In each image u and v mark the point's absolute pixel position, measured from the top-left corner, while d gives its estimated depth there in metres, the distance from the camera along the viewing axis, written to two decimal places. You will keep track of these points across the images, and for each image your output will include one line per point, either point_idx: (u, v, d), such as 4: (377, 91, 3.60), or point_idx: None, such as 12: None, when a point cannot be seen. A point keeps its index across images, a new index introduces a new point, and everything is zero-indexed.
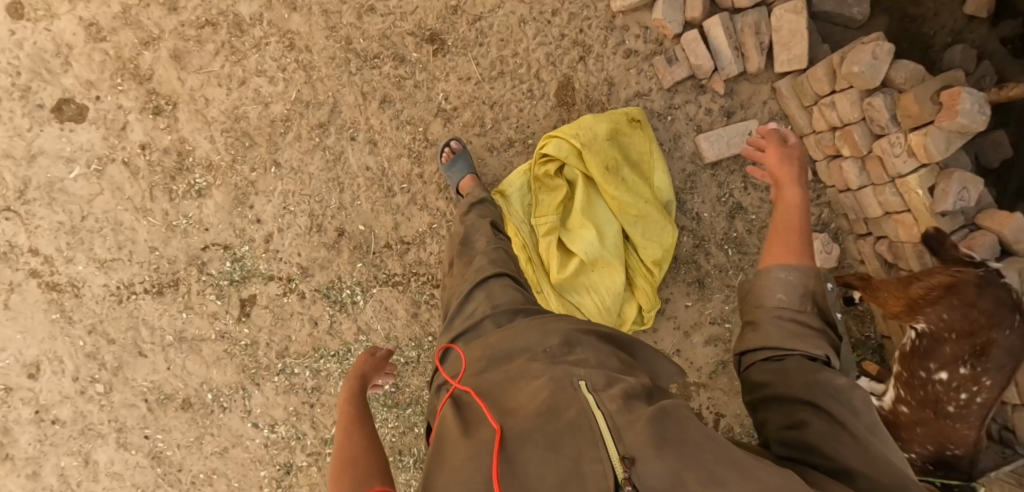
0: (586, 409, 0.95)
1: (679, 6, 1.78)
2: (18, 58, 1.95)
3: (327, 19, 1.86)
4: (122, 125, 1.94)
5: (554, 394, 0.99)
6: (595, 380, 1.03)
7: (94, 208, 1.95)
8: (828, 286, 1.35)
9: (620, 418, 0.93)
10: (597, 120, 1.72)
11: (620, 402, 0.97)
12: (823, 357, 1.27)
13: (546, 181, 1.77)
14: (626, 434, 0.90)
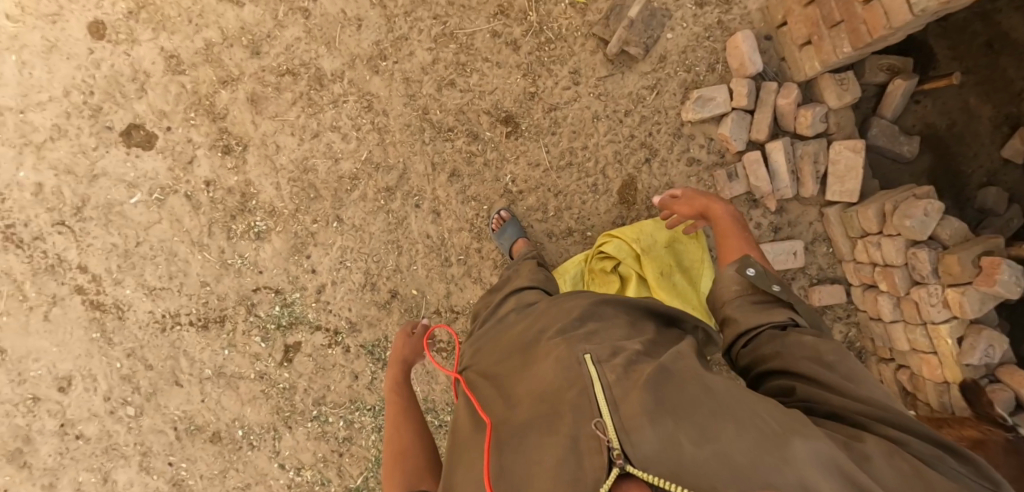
0: (586, 389, 1.01)
1: (745, 125, 1.88)
2: (93, 77, 1.97)
3: (408, 86, 1.92)
4: (190, 158, 1.96)
5: (556, 377, 1.06)
6: (598, 351, 1.09)
7: (150, 235, 1.98)
8: (750, 271, 1.36)
9: (616, 389, 1.00)
10: (658, 228, 1.83)
11: (620, 373, 1.03)
12: (789, 322, 1.25)
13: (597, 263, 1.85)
14: (621, 408, 0.97)
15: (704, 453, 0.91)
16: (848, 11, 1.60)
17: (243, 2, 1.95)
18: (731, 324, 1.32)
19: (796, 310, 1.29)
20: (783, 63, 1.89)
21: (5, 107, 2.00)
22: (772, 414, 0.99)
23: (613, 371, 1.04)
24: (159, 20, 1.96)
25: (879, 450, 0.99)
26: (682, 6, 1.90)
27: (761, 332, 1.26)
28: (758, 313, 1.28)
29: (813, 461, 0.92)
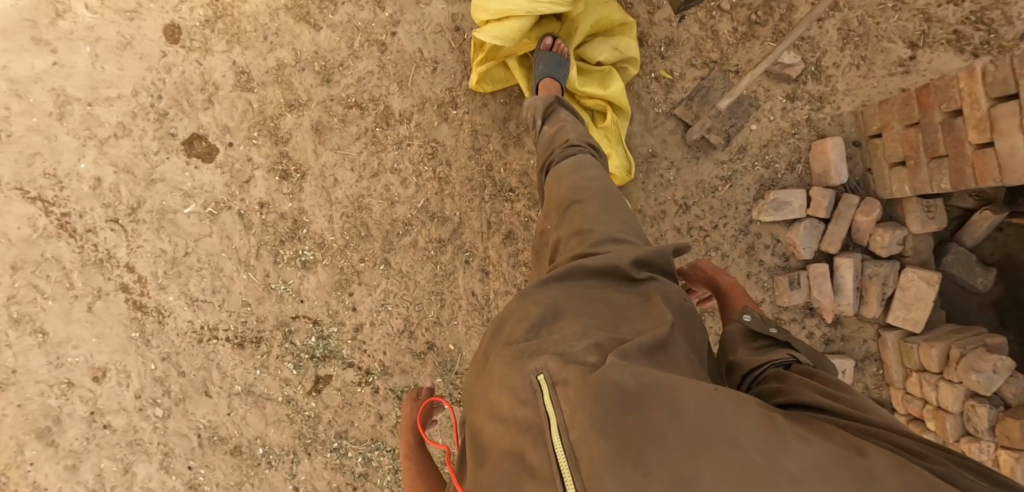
0: (541, 434, 0.90)
1: (817, 234, 1.80)
2: (163, 81, 1.96)
3: (475, 139, 1.88)
4: (248, 177, 1.94)
5: (512, 421, 0.94)
6: (554, 364, 0.97)
7: (199, 247, 1.98)
8: (749, 316, 1.27)
9: (578, 437, 0.86)
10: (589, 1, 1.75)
11: (577, 401, 0.90)
12: (792, 360, 1.15)
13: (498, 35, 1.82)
14: (582, 462, 0.84)
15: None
16: (956, 148, 1.49)
17: (321, 27, 1.91)
18: (737, 367, 1.19)
19: (796, 349, 1.20)
20: (867, 173, 1.81)
21: (73, 96, 1.99)
22: (760, 444, 0.84)
23: (569, 407, 0.90)
24: (234, 33, 1.94)
25: (893, 470, 0.83)
26: (771, 97, 1.82)
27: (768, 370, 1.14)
28: (760, 355, 1.18)
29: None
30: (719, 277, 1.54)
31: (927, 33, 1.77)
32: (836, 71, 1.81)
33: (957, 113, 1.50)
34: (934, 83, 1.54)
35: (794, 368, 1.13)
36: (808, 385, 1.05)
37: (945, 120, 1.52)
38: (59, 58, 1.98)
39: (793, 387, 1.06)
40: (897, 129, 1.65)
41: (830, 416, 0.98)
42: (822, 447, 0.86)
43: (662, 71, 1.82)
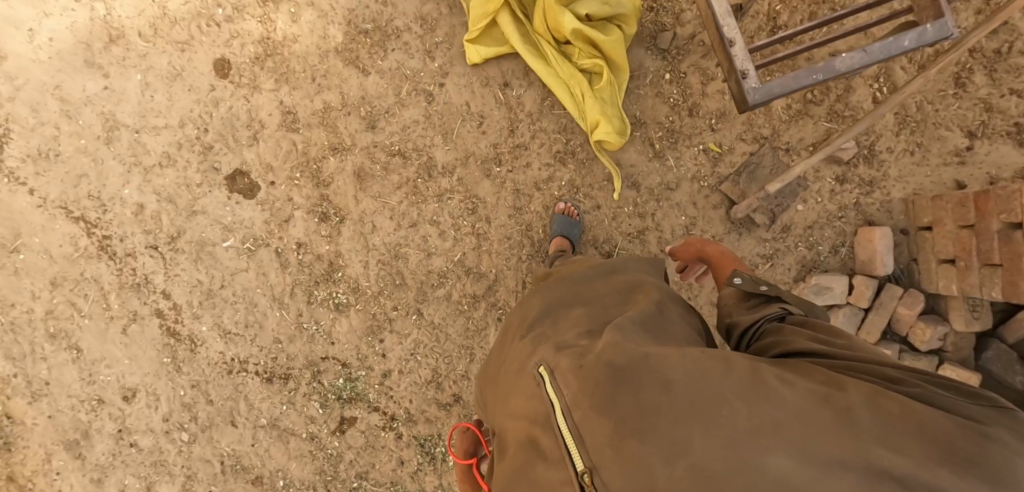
0: (550, 419, 0.96)
1: (855, 321, 1.77)
2: (210, 114, 1.97)
3: (517, 198, 1.87)
4: (287, 217, 1.95)
5: (524, 418, 1.01)
6: (552, 355, 1.03)
7: (235, 280, 2.00)
8: (738, 280, 1.26)
9: (579, 415, 0.91)
10: None
11: (574, 385, 0.94)
12: (779, 311, 1.17)
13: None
14: (586, 437, 0.89)
15: (676, 463, 0.82)
16: (1012, 260, 1.47)
17: (369, 72, 1.91)
18: (733, 327, 1.22)
19: (789, 300, 1.21)
20: (912, 262, 1.77)
21: (121, 123, 2.01)
22: (742, 396, 0.88)
23: (571, 389, 0.94)
24: (283, 72, 1.94)
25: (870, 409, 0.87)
26: (820, 178, 1.78)
27: (761, 327, 1.17)
28: (752, 314, 1.20)
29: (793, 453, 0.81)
30: (709, 246, 1.53)
31: (987, 123, 1.70)
32: (889, 156, 1.76)
33: (1016, 225, 1.46)
34: (994, 191, 1.49)
35: (789, 319, 1.15)
36: (801, 336, 1.07)
37: (1004, 231, 1.48)
38: (110, 83, 2.00)
39: (784, 339, 1.09)
40: (950, 228, 1.62)
41: (818, 362, 1.00)
42: (803, 398, 0.88)
43: (711, 143, 1.81)
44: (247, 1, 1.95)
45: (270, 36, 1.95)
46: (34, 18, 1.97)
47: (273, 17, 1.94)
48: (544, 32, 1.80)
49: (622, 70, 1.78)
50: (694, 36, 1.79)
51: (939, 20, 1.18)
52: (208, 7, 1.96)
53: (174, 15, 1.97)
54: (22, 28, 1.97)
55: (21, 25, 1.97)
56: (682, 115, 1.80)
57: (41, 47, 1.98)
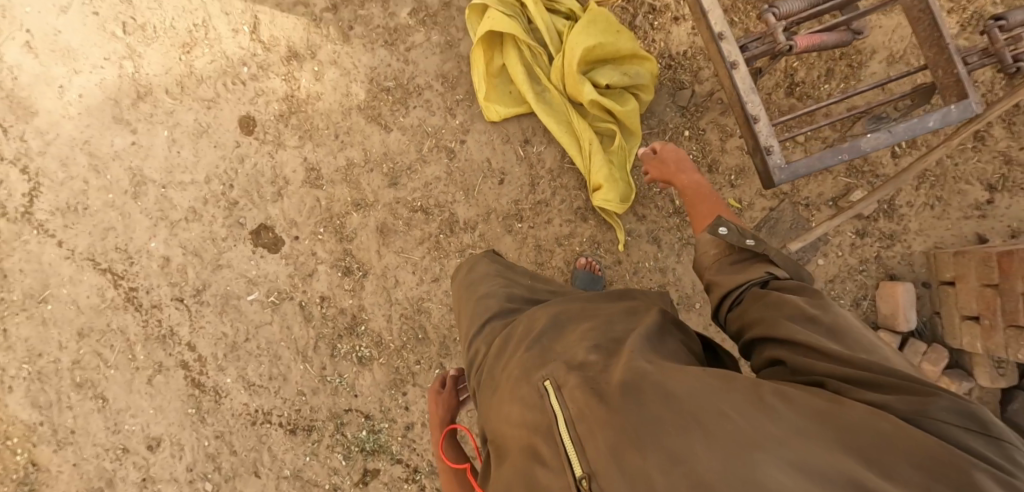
0: (551, 430, 0.90)
1: None
2: (236, 170, 1.99)
3: (539, 253, 1.90)
4: (310, 271, 1.98)
5: (521, 431, 0.95)
6: (558, 368, 0.96)
7: (259, 333, 2.02)
8: (721, 229, 1.21)
9: (580, 428, 0.86)
10: (623, 37, 1.74)
11: (581, 399, 0.88)
12: (766, 277, 1.12)
13: (508, 57, 1.87)
14: (587, 445, 0.84)
15: (674, 473, 0.76)
16: None
17: (391, 129, 1.94)
18: (713, 288, 1.19)
19: (775, 261, 1.15)
20: (935, 315, 1.77)
21: (148, 178, 2.00)
22: (743, 409, 0.82)
23: (575, 406, 0.89)
24: (307, 129, 1.98)
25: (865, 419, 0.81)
26: (840, 233, 1.78)
27: (747, 291, 1.13)
28: (733, 274, 1.16)
29: (791, 464, 0.76)
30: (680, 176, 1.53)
31: (1007, 176, 1.66)
32: (909, 210, 1.73)
33: None
34: (1017, 255, 1.48)
35: (772, 285, 1.11)
36: (783, 312, 1.02)
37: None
38: (138, 139, 2.00)
39: (768, 314, 1.04)
40: (973, 285, 1.61)
41: (803, 351, 0.96)
42: (802, 408, 0.83)
43: (731, 198, 1.82)
44: (272, 60, 1.97)
45: (294, 94, 1.97)
46: (66, 75, 1.97)
47: (297, 74, 1.97)
48: (561, 94, 1.83)
49: (633, 136, 1.83)
50: (712, 92, 1.81)
51: (963, 101, 1.27)
52: (234, 65, 1.97)
53: (201, 72, 1.98)
54: (53, 85, 1.98)
55: (52, 82, 1.97)
56: (702, 172, 1.82)
57: (70, 103, 1.98)
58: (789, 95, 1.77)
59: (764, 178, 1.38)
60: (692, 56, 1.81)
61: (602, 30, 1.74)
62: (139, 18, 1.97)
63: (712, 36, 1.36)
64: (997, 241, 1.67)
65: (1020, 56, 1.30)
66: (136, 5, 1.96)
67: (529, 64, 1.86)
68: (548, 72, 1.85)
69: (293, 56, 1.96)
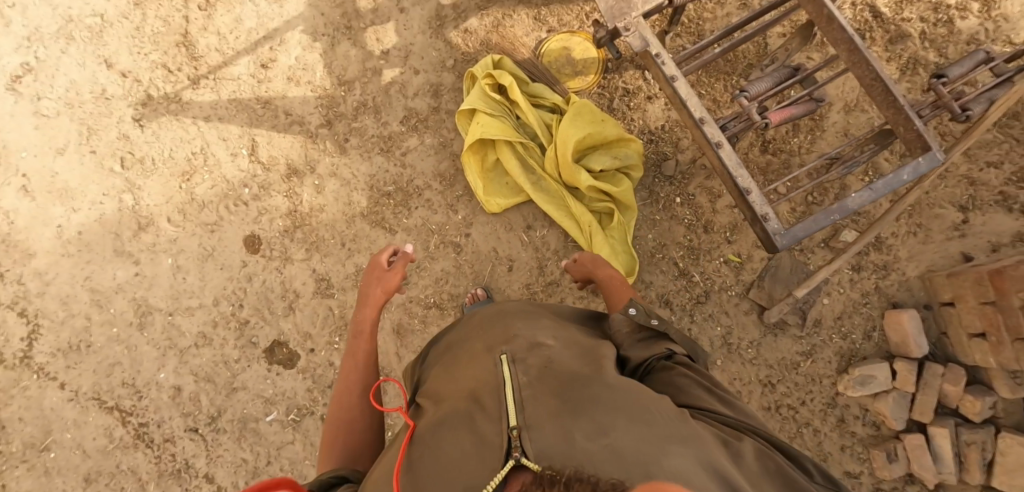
0: (499, 387, 1.01)
1: (906, 403, 1.84)
2: (244, 289, 1.97)
3: None
4: (330, 382, 1.95)
5: (472, 383, 1.05)
6: (517, 350, 1.08)
7: (281, 454, 1.94)
8: (630, 310, 1.31)
9: (528, 393, 0.98)
10: (609, 124, 1.88)
11: (535, 378, 1.01)
12: (667, 352, 1.22)
13: (500, 153, 1.95)
14: (529, 407, 0.96)
15: (596, 440, 0.89)
16: None
17: (396, 230, 1.99)
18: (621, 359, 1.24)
19: (673, 338, 1.28)
20: (943, 335, 1.84)
21: (154, 307, 1.96)
22: (666, 416, 0.98)
23: (529, 378, 1.02)
24: (313, 240, 1.98)
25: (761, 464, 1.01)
26: (838, 271, 1.87)
27: (651, 363, 1.21)
28: (642, 349, 1.23)
29: (698, 463, 0.91)
30: (601, 270, 1.65)
31: (976, 195, 1.78)
32: (895, 240, 1.83)
33: None
34: (1007, 270, 1.61)
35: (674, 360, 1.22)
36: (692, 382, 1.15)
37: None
38: (141, 269, 1.96)
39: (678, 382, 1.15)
40: (972, 303, 1.71)
41: (714, 414, 1.09)
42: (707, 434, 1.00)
43: (730, 253, 1.94)
44: (272, 179, 1.97)
45: (297, 208, 1.98)
46: (63, 214, 1.95)
47: (298, 190, 1.98)
48: (557, 180, 1.94)
49: (631, 209, 1.94)
50: (694, 159, 1.94)
51: (929, 153, 1.47)
52: (235, 187, 1.97)
53: (202, 198, 1.96)
54: (51, 224, 1.95)
55: (50, 222, 1.95)
56: (699, 233, 1.94)
57: (69, 241, 1.95)
58: (765, 152, 1.91)
59: (767, 242, 1.55)
60: (670, 129, 1.94)
61: (588, 120, 1.87)
62: (136, 151, 1.96)
63: (692, 121, 1.56)
64: (982, 256, 1.77)
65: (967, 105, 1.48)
66: (134, 139, 1.96)
67: (520, 156, 1.95)
68: (541, 162, 1.96)
69: (293, 172, 1.97)
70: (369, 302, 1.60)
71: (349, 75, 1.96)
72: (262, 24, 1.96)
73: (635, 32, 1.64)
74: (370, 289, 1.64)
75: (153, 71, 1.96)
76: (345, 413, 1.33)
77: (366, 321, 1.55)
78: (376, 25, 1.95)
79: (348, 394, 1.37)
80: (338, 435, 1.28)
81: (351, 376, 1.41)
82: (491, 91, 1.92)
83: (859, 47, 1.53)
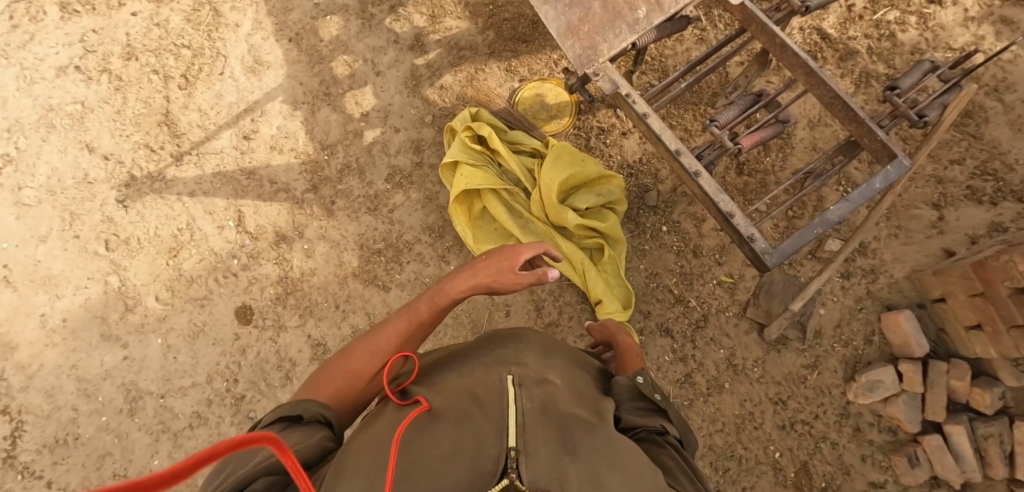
0: (501, 401, 1.00)
1: (917, 405, 1.82)
2: (238, 363, 1.92)
3: None
4: None
5: (475, 388, 1.05)
6: (525, 375, 1.07)
7: None
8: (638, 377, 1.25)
9: (530, 419, 0.98)
10: (589, 163, 1.91)
11: (540, 408, 1.01)
12: (661, 429, 1.14)
13: (486, 200, 1.93)
14: (529, 432, 0.95)
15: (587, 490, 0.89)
16: None
17: (390, 287, 1.95)
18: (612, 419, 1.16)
19: (669, 417, 1.20)
20: (941, 332, 1.86)
21: (145, 390, 1.90)
22: (657, 480, 0.97)
23: (532, 406, 1.01)
24: (306, 305, 1.95)
25: None
26: (829, 280, 1.90)
27: (640, 433, 1.13)
28: (637, 416, 1.15)
29: None
30: (619, 336, 1.53)
31: (946, 193, 1.84)
32: (878, 244, 1.89)
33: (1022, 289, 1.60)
34: (989, 262, 1.65)
35: (665, 438, 1.13)
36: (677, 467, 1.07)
37: (1013, 294, 1.62)
38: (129, 352, 1.91)
39: (664, 462, 1.07)
40: (962, 297, 1.74)
41: None
42: None
43: (722, 275, 1.96)
44: (261, 247, 1.96)
45: (287, 274, 1.96)
46: (47, 302, 1.92)
47: (287, 256, 1.96)
48: (544, 222, 1.93)
49: (620, 242, 1.95)
50: (675, 188, 1.98)
51: (896, 161, 1.52)
52: (223, 259, 1.95)
53: (190, 273, 1.94)
54: (34, 314, 1.91)
55: (33, 311, 1.91)
56: (689, 258, 1.96)
57: (54, 329, 1.91)
58: (741, 173, 1.97)
59: (756, 262, 1.55)
60: (648, 161, 1.99)
61: (569, 161, 1.90)
62: (120, 232, 1.95)
63: (669, 154, 1.62)
64: (963, 250, 1.81)
65: (924, 111, 1.56)
66: (117, 221, 1.95)
67: (506, 202, 1.94)
68: (526, 206, 1.95)
69: (282, 238, 1.97)
70: (473, 278, 1.29)
71: (332, 139, 1.99)
72: (242, 97, 2.01)
73: (605, 76, 1.70)
74: (487, 269, 1.28)
75: (136, 151, 1.98)
76: (354, 368, 1.21)
77: (450, 299, 1.29)
78: (354, 89, 2.00)
79: (373, 352, 1.23)
80: (332, 383, 1.19)
81: (391, 333, 1.26)
82: (471, 142, 1.93)
83: (815, 69, 1.58)
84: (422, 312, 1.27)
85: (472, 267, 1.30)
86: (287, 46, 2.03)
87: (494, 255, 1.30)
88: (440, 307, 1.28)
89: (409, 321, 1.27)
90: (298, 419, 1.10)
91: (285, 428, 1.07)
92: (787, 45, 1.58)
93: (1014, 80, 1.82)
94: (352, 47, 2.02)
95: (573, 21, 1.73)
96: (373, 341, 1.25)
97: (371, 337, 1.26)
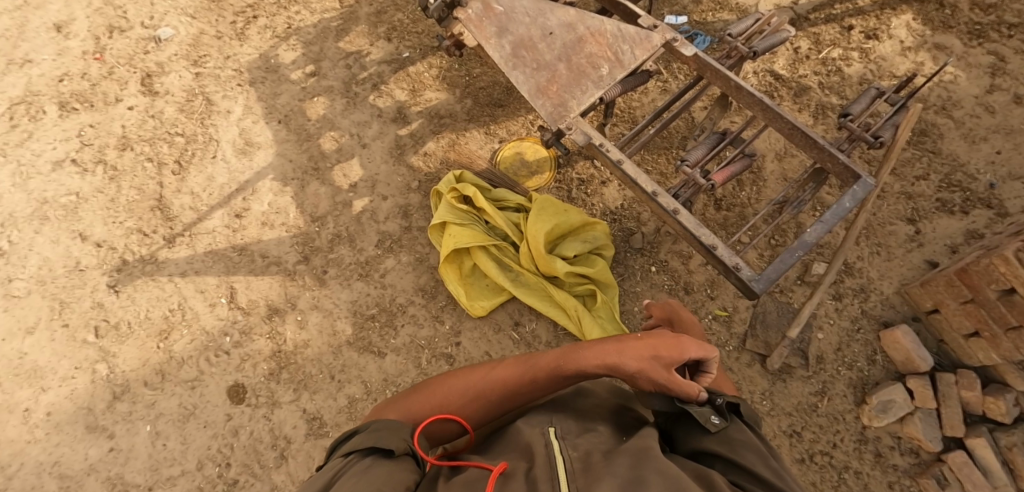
0: (544, 453, 1.01)
1: (935, 422, 1.76)
2: (230, 446, 1.83)
3: None
4: None
5: (520, 447, 1.05)
6: (567, 427, 1.08)
7: None
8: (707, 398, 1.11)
9: (577, 466, 0.98)
10: (572, 213, 1.95)
11: (586, 459, 0.99)
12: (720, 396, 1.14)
13: (475, 256, 1.93)
14: (581, 478, 0.95)
15: None
16: None
17: (385, 352, 1.90)
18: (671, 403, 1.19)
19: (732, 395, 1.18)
20: (942, 343, 1.84)
21: (132, 483, 1.80)
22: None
23: (578, 455, 1.00)
24: (300, 378, 1.88)
25: None
26: (822, 303, 1.91)
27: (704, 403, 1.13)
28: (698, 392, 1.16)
29: None
30: (683, 313, 1.44)
31: (918, 207, 1.92)
32: (863, 262, 1.92)
33: (1009, 290, 1.63)
34: (971, 267, 1.68)
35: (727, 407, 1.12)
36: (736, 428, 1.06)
37: (1001, 297, 1.64)
38: (116, 442, 1.83)
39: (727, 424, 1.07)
40: (954, 306, 1.75)
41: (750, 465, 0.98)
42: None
43: (716, 308, 1.95)
44: (253, 322, 1.94)
45: (280, 348, 1.91)
46: (31, 396, 1.88)
47: (279, 329, 1.93)
48: (535, 273, 1.92)
49: (611, 287, 1.92)
50: (658, 229, 2.01)
51: (860, 180, 1.54)
52: (215, 338, 1.92)
53: (180, 354, 1.91)
54: (17, 409, 1.87)
55: (15, 407, 1.87)
56: (681, 295, 1.96)
57: (36, 424, 1.85)
58: (719, 209, 2.03)
59: (744, 291, 1.53)
60: (628, 206, 2.05)
61: (553, 212, 1.92)
62: (110, 318, 1.95)
63: (646, 195, 1.64)
64: (944, 260, 1.86)
65: (878, 132, 1.61)
66: (108, 306, 1.96)
67: (495, 257, 1.94)
68: (516, 260, 1.95)
69: (274, 312, 1.95)
70: (617, 347, 1.16)
71: (321, 210, 2.05)
72: (233, 178, 2.09)
73: (577, 129, 1.72)
74: (640, 348, 1.14)
75: (128, 237, 2.02)
76: (448, 395, 1.19)
77: (578, 359, 1.16)
78: (342, 162, 2.09)
79: (472, 392, 1.19)
80: (417, 409, 1.18)
81: (502, 376, 1.19)
82: (457, 202, 1.96)
83: (770, 104, 1.66)
84: (540, 368, 1.17)
85: (624, 340, 1.17)
86: (276, 127, 2.15)
87: (654, 340, 1.16)
88: (561, 369, 1.16)
89: (521, 368, 1.18)
90: (388, 453, 1.03)
91: (374, 461, 1.01)
92: (742, 86, 1.67)
93: (958, 98, 1.99)
94: (338, 124, 2.14)
95: (541, 82, 1.79)
96: (482, 375, 1.20)
97: (480, 372, 1.21)
